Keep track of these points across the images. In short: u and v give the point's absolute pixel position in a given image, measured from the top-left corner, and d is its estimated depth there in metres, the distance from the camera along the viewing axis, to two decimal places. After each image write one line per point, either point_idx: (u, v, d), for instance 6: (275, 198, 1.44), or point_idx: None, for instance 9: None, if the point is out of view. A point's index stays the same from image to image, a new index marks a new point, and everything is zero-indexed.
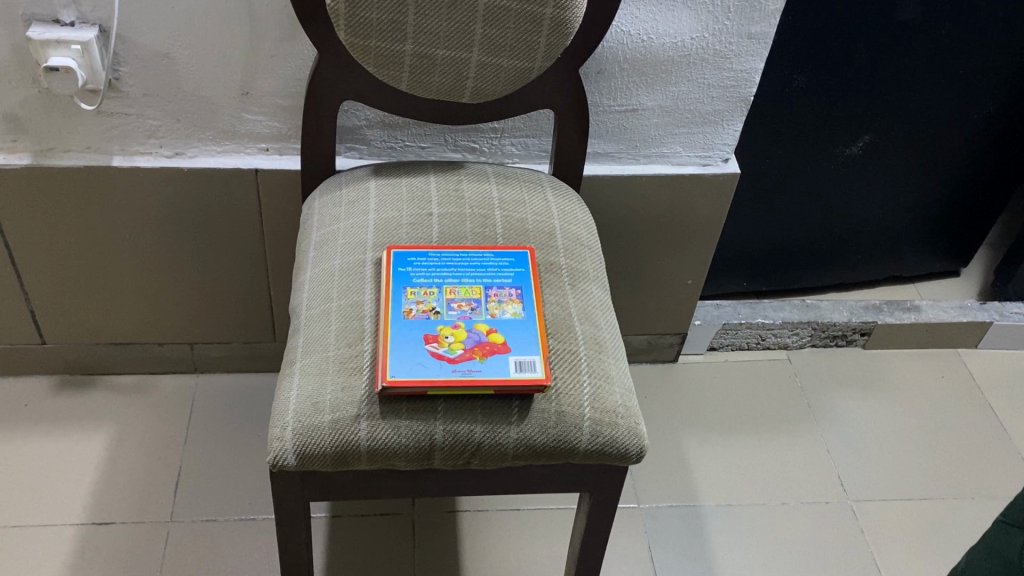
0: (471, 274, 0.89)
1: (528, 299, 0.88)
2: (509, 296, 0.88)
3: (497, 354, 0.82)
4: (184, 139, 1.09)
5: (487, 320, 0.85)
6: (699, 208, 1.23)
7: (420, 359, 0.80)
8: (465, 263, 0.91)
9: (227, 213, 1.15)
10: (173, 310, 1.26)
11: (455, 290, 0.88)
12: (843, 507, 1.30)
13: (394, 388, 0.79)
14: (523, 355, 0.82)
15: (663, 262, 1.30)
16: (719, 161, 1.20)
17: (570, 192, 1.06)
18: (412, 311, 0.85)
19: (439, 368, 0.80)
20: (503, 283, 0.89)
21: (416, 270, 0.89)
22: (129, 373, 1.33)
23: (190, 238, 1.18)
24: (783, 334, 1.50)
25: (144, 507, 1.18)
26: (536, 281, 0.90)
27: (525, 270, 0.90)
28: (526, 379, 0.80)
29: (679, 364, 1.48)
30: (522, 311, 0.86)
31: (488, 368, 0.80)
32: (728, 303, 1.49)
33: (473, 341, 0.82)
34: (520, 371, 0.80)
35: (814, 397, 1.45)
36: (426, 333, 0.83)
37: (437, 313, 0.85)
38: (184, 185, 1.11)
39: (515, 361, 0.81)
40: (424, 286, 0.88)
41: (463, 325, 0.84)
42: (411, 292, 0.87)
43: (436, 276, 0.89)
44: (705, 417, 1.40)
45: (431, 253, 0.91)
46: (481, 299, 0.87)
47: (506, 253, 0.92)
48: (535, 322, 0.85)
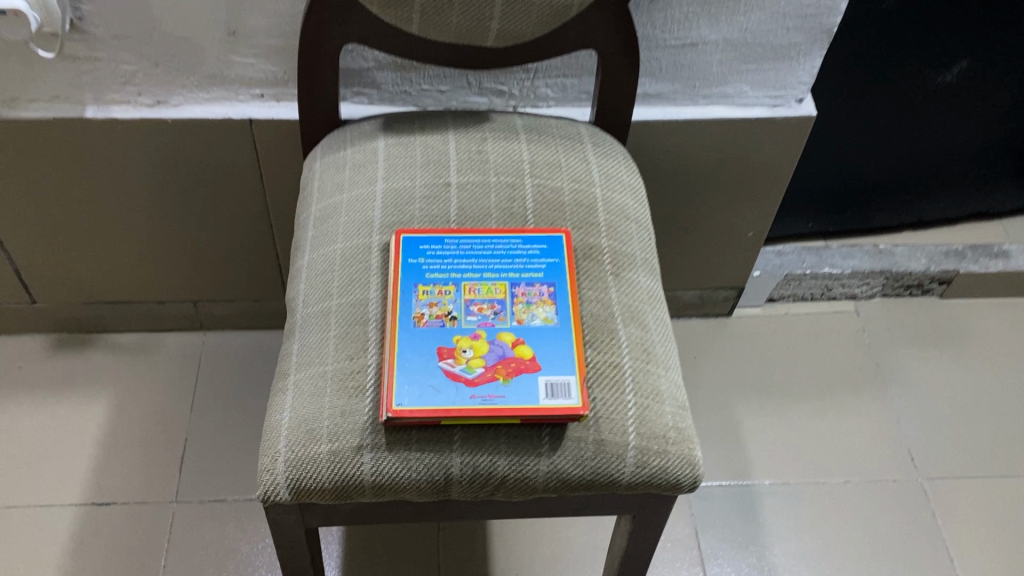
0: (494, 266, 0.75)
1: (562, 299, 0.73)
2: (540, 296, 0.73)
3: (524, 375, 0.68)
4: (167, 86, 0.94)
5: (513, 328, 0.71)
6: (765, 155, 1.06)
7: (431, 381, 0.68)
8: (487, 252, 0.76)
9: (221, 166, 1.01)
10: (173, 268, 1.14)
11: (476, 287, 0.74)
12: (912, 486, 1.17)
13: (402, 420, 0.66)
14: (555, 377, 0.68)
15: (721, 213, 1.14)
16: (791, 101, 1.02)
17: (614, 148, 0.90)
18: (423, 316, 0.72)
19: (455, 393, 0.67)
20: (533, 279, 0.75)
21: (430, 261, 0.75)
22: (130, 331, 1.23)
23: (183, 194, 1.04)
24: (852, 285, 1.34)
25: (148, 486, 1.09)
26: (572, 274, 0.75)
27: (560, 261, 0.76)
28: (558, 408, 0.67)
29: (733, 318, 1.33)
30: (555, 315, 0.72)
31: (513, 394, 0.67)
32: (791, 249, 1.33)
33: (495, 358, 0.69)
34: (551, 397, 0.67)
35: (883, 356, 1.31)
36: (439, 346, 0.70)
37: (453, 319, 0.72)
38: (170, 138, 0.97)
39: (545, 383, 0.68)
40: (439, 283, 0.74)
41: (484, 335, 0.71)
42: (423, 291, 0.73)
43: (452, 269, 0.75)
44: (761, 380, 1.27)
45: (448, 239, 0.77)
46: (507, 300, 0.73)
47: (537, 237, 0.77)
48: (570, 330, 0.71)
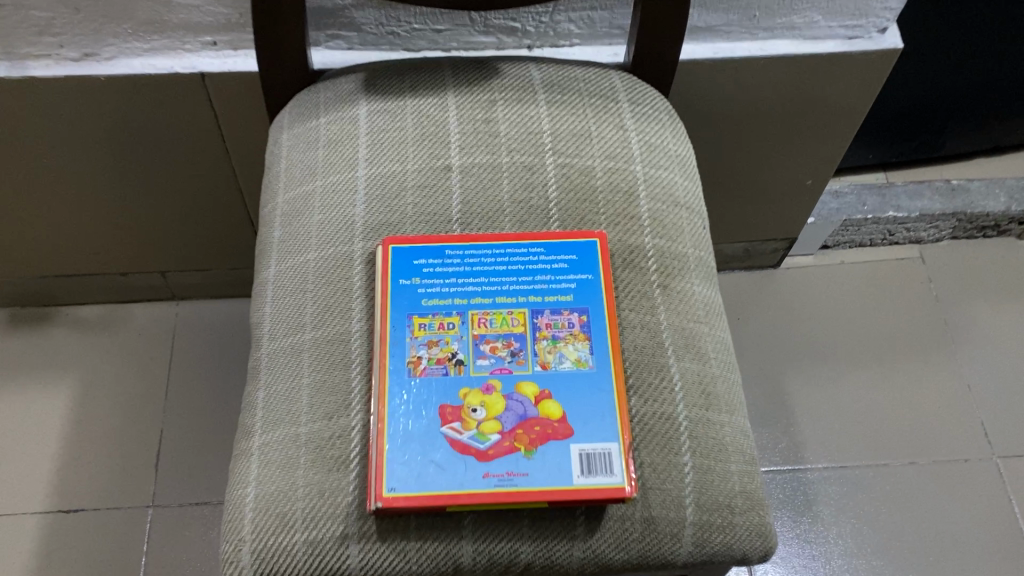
0: (510, 287, 0.59)
1: (598, 333, 0.57)
2: (569, 329, 0.57)
3: (551, 444, 0.53)
4: (94, 35, 0.75)
5: (536, 376, 0.55)
6: (835, 95, 0.87)
7: (432, 455, 0.52)
8: (501, 266, 0.60)
9: (174, 126, 0.83)
10: (132, 238, 0.98)
11: (487, 319, 0.58)
12: (986, 465, 1.03)
13: (395, 508, 0.51)
14: (592, 444, 0.53)
15: (776, 160, 0.96)
16: (873, 31, 0.82)
17: (657, 105, 0.71)
18: (420, 362, 0.56)
19: (463, 471, 0.52)
20: (560, 304, 0.58)
21: (427, 283, 0.59)
22: (94, 303, 1.08)
23: (131, 158, 0.87)
24: (919, 228, 1.16)
25: (120, 488, 0.96)
26: (610, 296, 0.59)
27: (593, 278, 0.59)
28: (597, 489, 0.52)
29: (781, 271, 1.17)
30: (590, 356, 0.56)
31: (538, 471, 0.52)
32: (849, 189, 1.15)
33: (514, 420, 0.54)
34: (588, 474, 0.52)
35: (952, 310, 1.14)
36: (441, 405, 0.54)
37: (459, 364, 0.56)
38: (106, 97, 0.79)
39: (579, 454, 0.53)
40: (439, 314, 0.58)
41: (498, 388, 0.55)
42: (420, 326, 0.57)
43: (456, 293, 0.58)
44: (812, 344, 1.11)
45: (449, 250, 0.60)
46: (527, 337, 0.57)
47: (564, 244, 0.60)
48: (609, 376, 0.55)
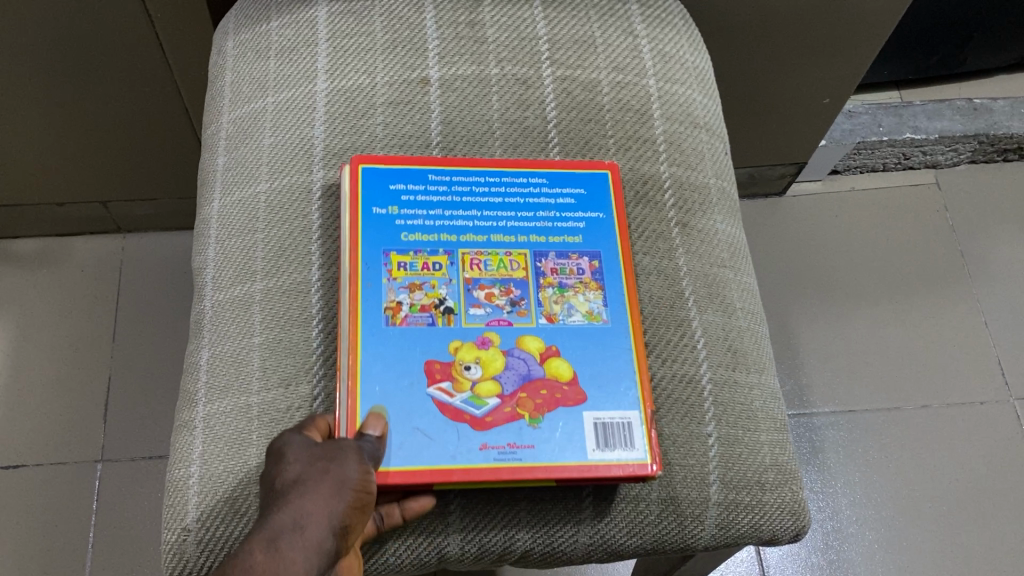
0: (508, 222, 0.48)
1: (613, 281, 0.48)
2: (579, 276, 0.48)
3: (561, 411, 0.44)
4: None
5: (541, 331, 0.46)
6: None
7: (417, 421, 0.42)
8: (497, 197, 0.49)
9: (103, 34, 0.71)
10: (65, 162, 0.86)
11: (481, 259, 0.47)
12: (1004, 408, 0.95)
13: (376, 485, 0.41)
14: (609, 413, 0.44)
15: (792, 76, 0.85)
16: None
17: (671, 7, 0.60)
18: (399, 309, 0.45)
19: (455, 442, 0.42)
20: (568, 246, 0.49)
21: (407, 214, 0.48)
22: (29, 237, 0.97)
23: (55, 71, 0.75)
24: (936, 151, 1.07)
25: (63, 442, 0.87)
26: (624, 238, 0.49)
27: (607, 217, 0.49)
28: (616, 467, 0.43)
29: (787, 199, 1.08)
30: (603, 308, 0.47)
31: (546, 444, 0.43)
32: (863, 108, 1.05)
33: (516, 381, 0.44)
34: (605, 448, 0.43)
35: (969, 241, 1.05)
36: (427, 360, 0.44)
37: (447, 313, 0.46)
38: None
39: (594, 423, 0.44)
40: (423, 252, 0.47)
41: (496, 343, 0.45)
42: (400, 266, 0.46)
43: (443, 226, 0.48)
44: (819, 279, 1.03)
45: (434, 175, 0.49)
46: (529, 283, 0.47)
47: (573, 175, 0.50)
48: (627, 333, 0.46)
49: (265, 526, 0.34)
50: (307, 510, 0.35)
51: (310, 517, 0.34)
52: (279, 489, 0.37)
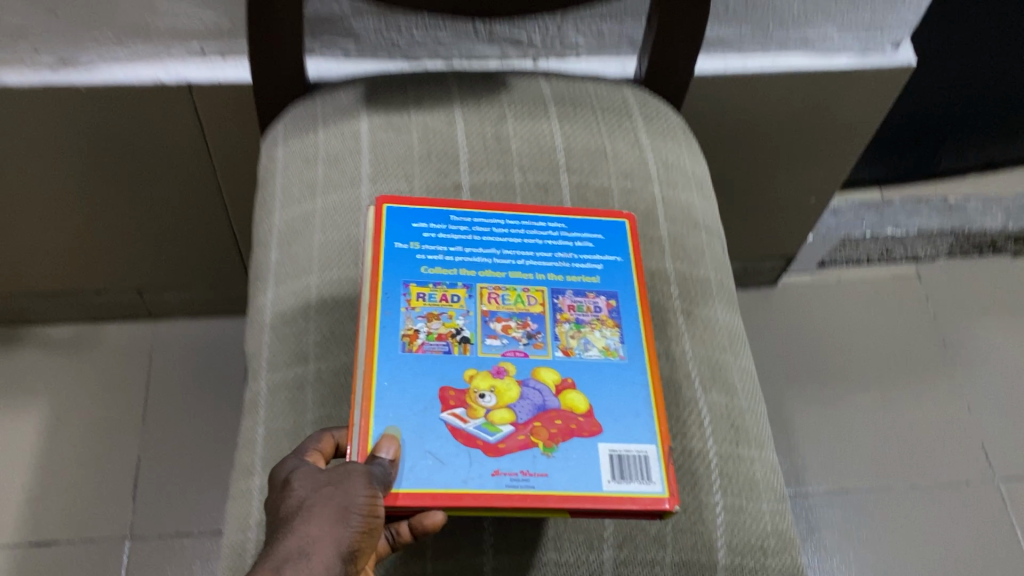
0: (524, 260, 0.53)
1: (627, 319, 0.52)
2: (595, 314, 0.52)
3: (575, 441, 0.46)
4: (74, 42, 0.70)
5: (555, 364, 0.49)
6: (845, 112, 0.84)
7: (430, 446, 0.44)
8: (515, 237, 0.54)
9: (156, 139, 0.79)
10: (107, 253, 0.93)
11: (499, 293, 0.52)
12: (988, 489, 1.00)
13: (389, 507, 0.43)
14: (625, 445, 0.46)
15: (781, 178, 0.93)
16: (887, 47, 0.79)
17: (672, 121, 0.68)
18: (417, 337, 0.49)
19: (468, 466, 0.44)
20: (585, 285, 0.53)
21: (427, 249, 0.53)
22: (64, 322, 1.02)
23: (108, 171, 0.82)
24: (916, 246, 1.14)
25: (93, 519, 0.91)
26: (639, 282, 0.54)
27: (623, 260, 0.55)
28: (632, 499, 0.44)
29: (778, 288, 1.15)
30: (619, 345, 0.51)
31: (559, 471, 0.44)
32: (847, 206, 1.16)
33: (531, 410, 0.47)
34: (620, 480, 0.45)
35: (950, 330, 1.12)
36: (443, 388, 0.47)
37: (463, 343, 0.49)
38: (85, 109, 0.74)
39: (609, 454, 0.46)
40: (442, 284, 0.51)
41: (511, 373, 0.48)
42: (418, 296, 0.50)
43: (461, 263, 0.52)
44: (810, 364, 1.09)
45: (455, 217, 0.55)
46: (546, 319, 0.51)
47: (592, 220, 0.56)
48: (642, 370, 0.50)
49: (275, 554, 0.38)
50: (313, 535, 0.38)
51: (316, 545, 0.38)
52: (285, 513, 0.40)
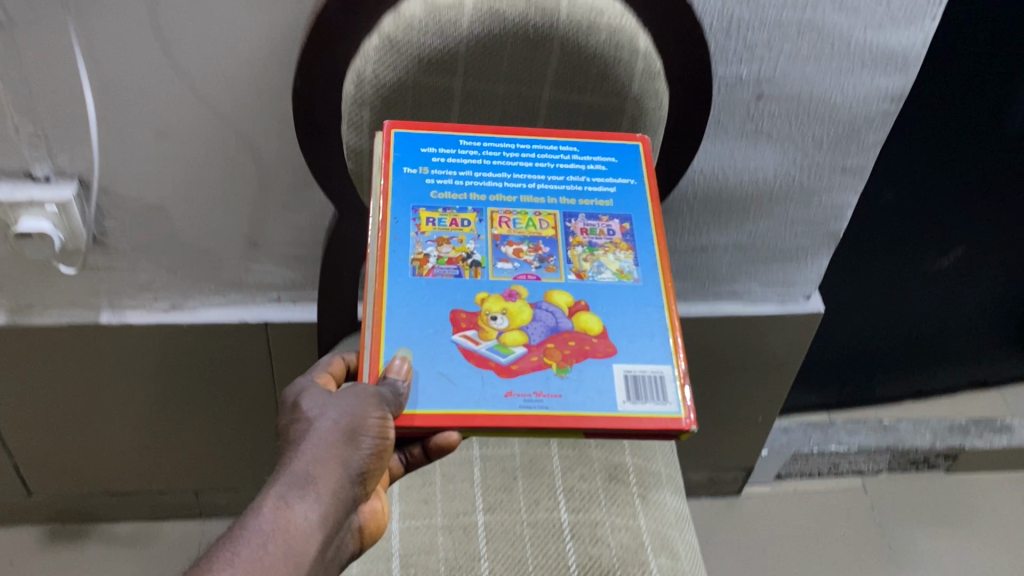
0: (535, 187, 0.63)
1: (638, 241, 0.62)
2: (609, 237, 0.62)
3: (586, 361, 0.56)
4: (184, 292, 0.94)
5: (568, 286, 0.59)
6: (775, 348, 1.07)
7: (442, 367, 0.55)
8: (526, 161, 0.64)
9: (233, 365, 1.00)
10: (176, 459, 1.12)
11: (511, 219, 0.61)
12: None
13: (406, 425, 0.53)
14: (640, 367, 0.56)
15: (731, 400, 1.14)
16: (800, 298, 1.04)
17: None
18: (430, 263, 0.59)
19: (485, 388, 0.54)
20: (599, 209, 0.63)
21: (436, 174, 0.62)
22: (128, 521, 1.19)
23: (190, 390, 1.03)
24: (859, 461, 1.33)
25: None
26: (651, 202, 0.63)
27: (634, 183, 0.64)
28: (648, 417, 0.54)
29: (743, 498, 1.31)
30: (632, 269, 0.60)
31: (569, 393, 0.54)
32: (796, 427, 1.34)
33: (542, 332, 0.57)
34: (630, 402, 0.55)
35: (894, 536, 1.27)
36: (454, 311, 0.57)
37: (474, 266, 0.59)
38: (184, 341, 0.97)
39: (622, 374, 0.56)
40: (456, 211, 0.61)
41: (523, 295, 0.58)
42: (429, 221, 0.60)
43: (472, 187, 0.62)
44: (771, 565, 1.24)
45: (465, 141, 0.63)
46: (560, 242, 0.61)
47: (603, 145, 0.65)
48: (649, 291, 0.60)
49: (291, 472, 0.50)
50: (320, 467, 0.51)
51: (321, 475, 0.51)
52: (299, 437, 0.52)
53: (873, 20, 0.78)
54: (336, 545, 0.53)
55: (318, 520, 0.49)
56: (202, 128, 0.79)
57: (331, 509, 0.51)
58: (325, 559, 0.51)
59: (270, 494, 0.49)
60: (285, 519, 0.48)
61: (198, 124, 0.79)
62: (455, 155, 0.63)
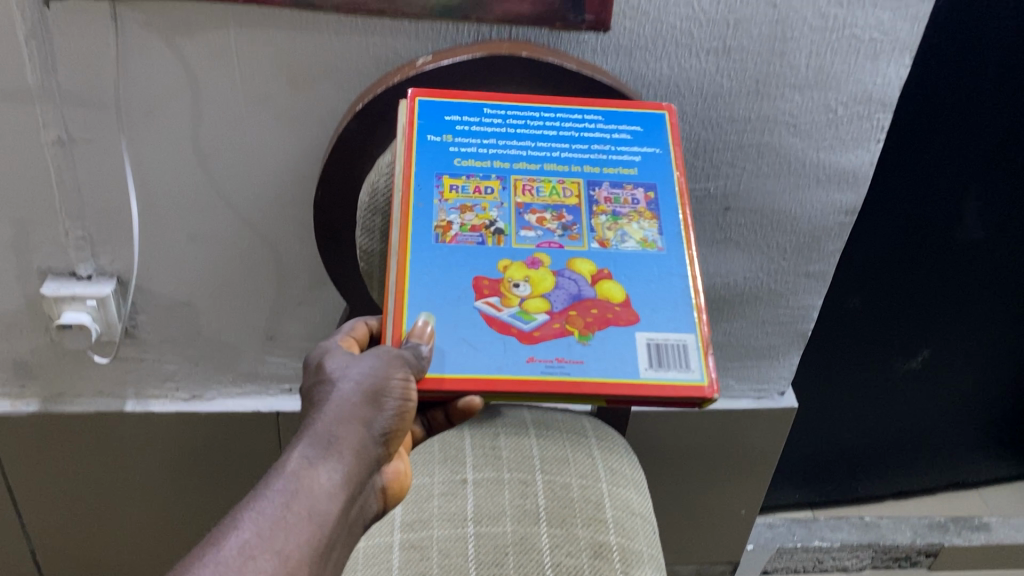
0: (559, 157, 0.65)
1: (662, 209, 0.64)
2: (633, 206, 0.64)
3: (609, 329, 0.58)
4: (203, 383, 1.02)
5: (591, 254, 0.62)
6: (752, 442, 1.14)
7: (465, 334, 0.58)
8: (550, 132, 0.66)
9: (245, 452, 1.07)
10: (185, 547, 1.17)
11: (535, 186, 0.64)
12: None
13: (436, 386, 0.56)
14: (664, 336, 0.59)
15: (713, 492, 1.20)
16: (775, 394, 1.12)
17: (617, 441, 0.94)
18: (455, 228, 0.61)
19: (510, 353, 0.57)
20: (624, 178, 0.65)
21: (460, 142, 0.65)
22: None
23: (203, 478, 1.09)
24: (843, 558, 1.37)
25: None
26: (675, 169, 0.66)
27: (658, 151, 0.67)
28: (670, 385, 0.57)
29: None
30: (655, 236, 0.63)
31: (590, 361, 0.57)
32: (782, 522, 1.40)
33: (565, 300, 0.59)
34: (653, 369, 0.57)
35: None
36: (476, 277, 0.60)
37: (497, 233, 0.62)
38: (200, 429, 1.04)
39: (644, 341, 0.58)
40: (480, 181, 0.64)
41: (545, 264, 0.61)
42: (453, 190, 0.63)
43: (496, 155, 0.65)
44: None
45: (489, 111, 0.67)
46: (583, 210, 0.63)
47: (628, 114, 0.68)
48: (671, 259, 0.62)
49: (314, 433, 0.49)
50: (343, 430, 0.50)
51: (344, 438, 0.49)
52: (322, 400, 0.51)
53: (823, 143, 0.89)
54: (360, 508, 0.51)
55: (342, 480, 0.48)
56: (229, 232, 0.89)
57: (356, 470, 0.49)
58: (349, 520, 0.49)
59: (293, 453, 0.48)
60: (308, 479, 0.46)
61: (226, 228, 0.89)
62: (479, 124, 0.66)
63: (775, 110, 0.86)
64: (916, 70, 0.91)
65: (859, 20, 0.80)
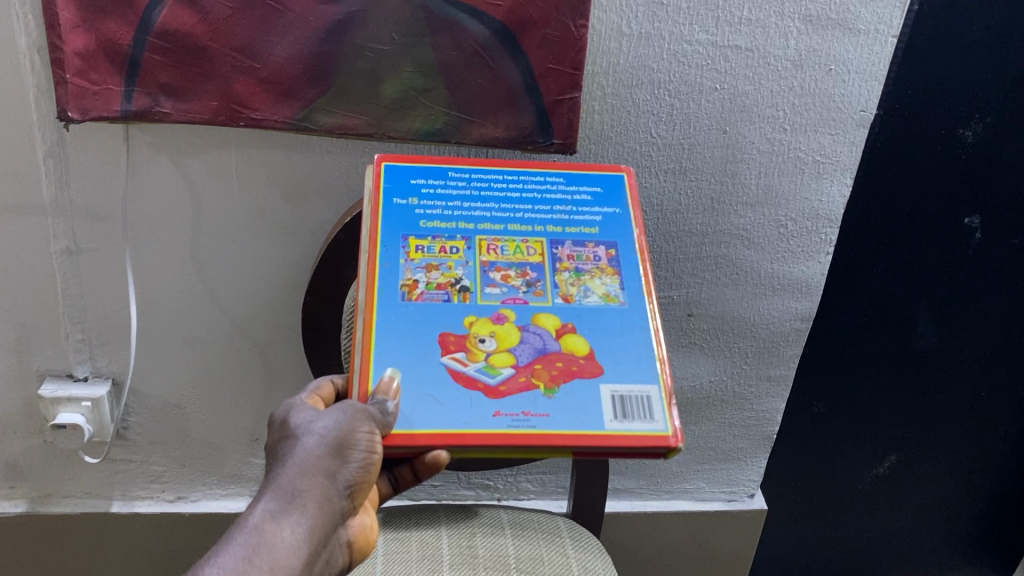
0: (522, 216, 0.68)
1: (625, 267, 0.66)
2: (596, 262, 0.66)
3: (575, 381, 0.60)
4: (189, 484, 1.06)
5: (556, 309, 0.63)
6: (722, 543, 1.18)
7: (431, 391, 0.59)
8: (513, 193, 0.69)
9: None
10: None
11: (500, 245, 0.66)
12: None
13: (406, 445, 0.57)
14: (628, 388, 0.60)
15: None
16: (745, 495, 1.16)
17: (591, 540, 0.93)
18: (420, 287, 0.63)
19: (478, 408, 0.58)
20: (587, 236, 0.68)
21: (424, 205, 0.67)
22: None
23: None
24: None
25: None
26: (635, 229, 0.69)
27: (619, 212, 0.69)
28: (638, 436, 0.58)
29: None
30: (619, 292, 0.65)
31: (557, 414, 0.59)
32: None
33: (531, 353, 0.61)
34: (619, 421, 0.59)
35: None
36: (443, 334, 0.61)
37: (461, 290, 0.63)
38: (185, 529, 1.08)
39: (610, 394, 0.60)
40: (445, 239, 0.65)
41: (510, 319, 0.62)
42: (417, 249, 0.64)
43: (460, 217, 0.67)
44: None
45: (453, 173, 0.69)
46: (547, 267, 0.65)
47: (588, 176, 0.70)
48: (635, 313, 0.64)
49: (279, 487, 0.52)
50: (306, 484, 0.53)
51: (306, 491, 0.52)
52: (288, 453, 0.55)
53: (776, 255, 0.96)
54: (325, 561, 0.54)
55: (305, 534, 0.51)
56: (220, 337, 0.94)
57: (319, 522, 0.52)
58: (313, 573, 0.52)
59: (257, 506, 0.51)
60: (270, 533, 0.50)
61: (217, 331, 0.94)
62: (443, 185, 0.69)
63: (729, 224, 0.94)
64: (861, 188, 1.00)
65: (803, 144, 0.89)
